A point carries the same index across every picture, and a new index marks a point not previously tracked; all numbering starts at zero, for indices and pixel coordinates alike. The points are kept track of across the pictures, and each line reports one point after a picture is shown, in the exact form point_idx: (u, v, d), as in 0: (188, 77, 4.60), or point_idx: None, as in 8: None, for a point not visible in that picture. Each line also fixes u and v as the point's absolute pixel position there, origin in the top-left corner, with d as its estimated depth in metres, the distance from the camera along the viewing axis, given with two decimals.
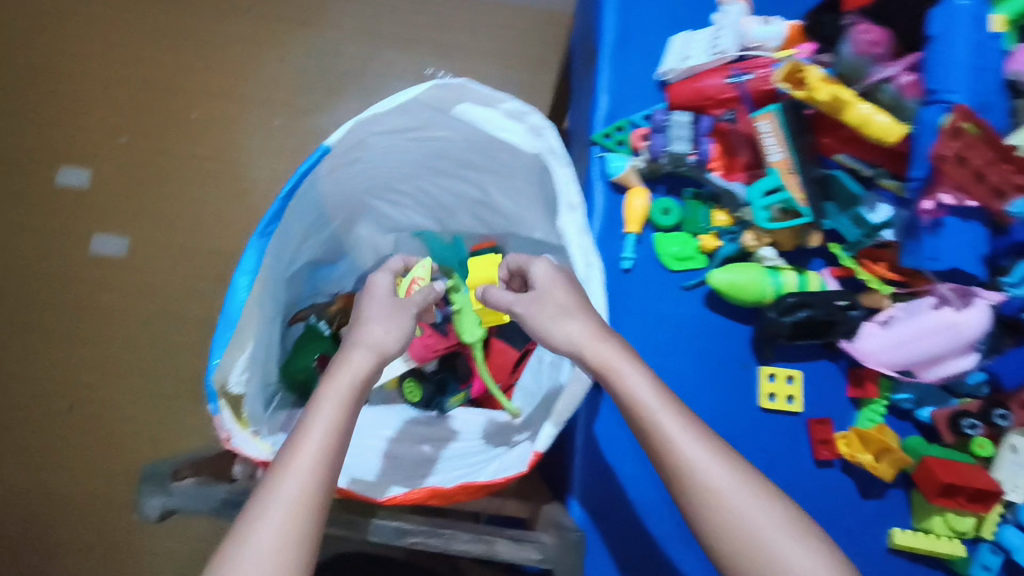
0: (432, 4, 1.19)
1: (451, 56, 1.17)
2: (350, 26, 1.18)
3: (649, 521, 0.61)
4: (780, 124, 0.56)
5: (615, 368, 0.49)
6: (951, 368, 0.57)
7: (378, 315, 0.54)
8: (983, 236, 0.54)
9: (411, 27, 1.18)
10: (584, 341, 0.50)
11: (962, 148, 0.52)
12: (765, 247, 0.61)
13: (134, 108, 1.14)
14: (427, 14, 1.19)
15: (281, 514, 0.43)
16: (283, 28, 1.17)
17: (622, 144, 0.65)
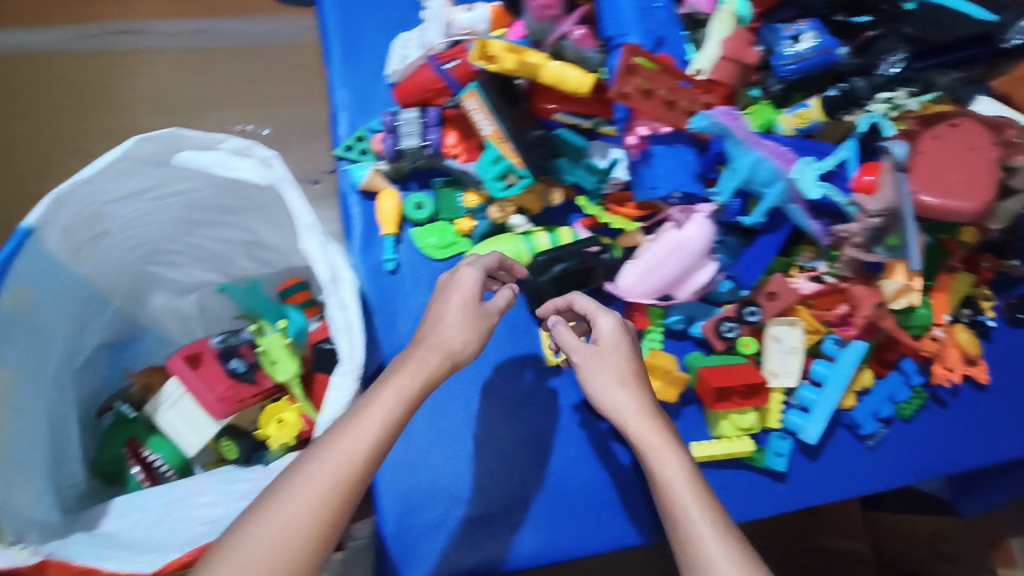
0: (222, 59, 1.20)
1: (254, 106, 1.19)
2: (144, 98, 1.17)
3: (457, 506, 0.61)
4: (483, 100, 0.58)
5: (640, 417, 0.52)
6: (698, 283, 0.60)
7: (455, 316, 0.51)
8: (690, 153, 0.59)
9: (196, 87, 1.18)
10: (631, 415, 0.53)
11: (641, 82, 0.55)
12: (513, 216, 0.63)
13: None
14: (210, 70, 1.19)
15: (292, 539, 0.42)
16: (69, 112, 1.14)
17: (365, 152, 0.66)
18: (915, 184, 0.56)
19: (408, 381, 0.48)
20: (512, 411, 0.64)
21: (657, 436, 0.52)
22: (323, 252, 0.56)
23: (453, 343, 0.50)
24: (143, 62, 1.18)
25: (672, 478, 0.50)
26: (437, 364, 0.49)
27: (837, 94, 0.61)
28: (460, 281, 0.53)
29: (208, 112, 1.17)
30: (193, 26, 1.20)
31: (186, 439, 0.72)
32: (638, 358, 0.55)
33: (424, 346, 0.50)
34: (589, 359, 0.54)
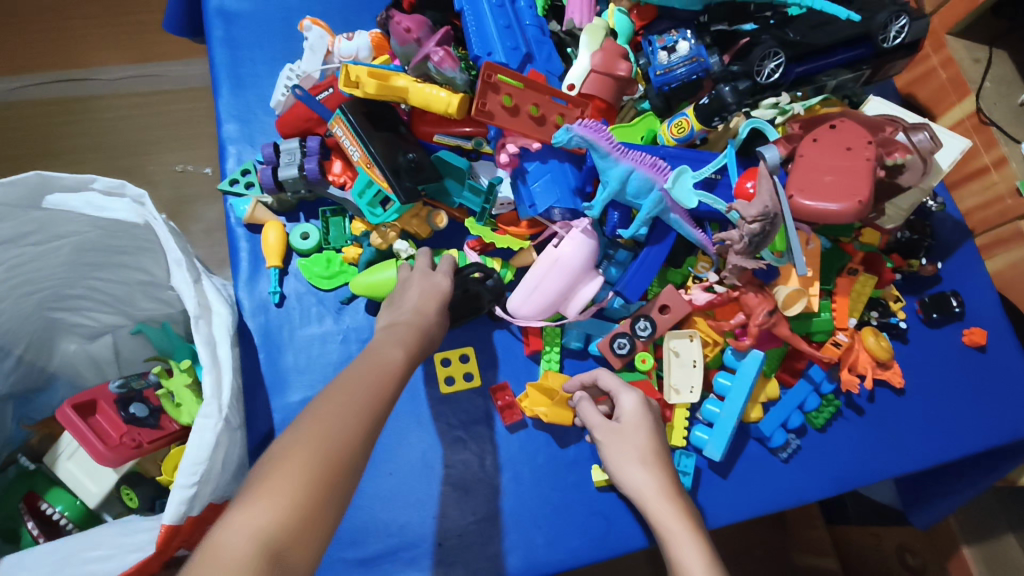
0: (164, 103, 1.22)
1: (195, 147, 1.20)
2: (85, 144, 1.18)
3: (341, 549, 0.57)
4: (349, 125, 0.57)
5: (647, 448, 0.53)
6: (585, 298, 0.58)
7: (420, 296, 0.53)
8: (567, 169, 0.58)
9: (143, 130, 1.20)
10: (651, 495, 0.51)
11: (503, 99, 0.56)
12: (397, 241, 0.61)
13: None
14: (155, 114, 1.21)
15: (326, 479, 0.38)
16: (9, 162, 1.15)
17: (252, 185, 0.66)
18: (792, 189, 0.55)
19: (409, 339, 0.50)
20: (404, 442, 0.61)
21: (677, 518, 0.49)
22: (190, 289, 0.55)
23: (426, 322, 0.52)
24: (84, 109, 1.19)
25: (666, 531, 0.49)
26: (415, 337, 0.50)
27: (707, 102, 0.59)
28: (433, 283, 0.55)
29: (155, 155, 1.19)
30: (138, 70, 1.21)
31: (86, 490, 0.69)
32: (660, 440, 0.54)
33: (403, 322, 0.51)
34: (611, 436, 0.54)
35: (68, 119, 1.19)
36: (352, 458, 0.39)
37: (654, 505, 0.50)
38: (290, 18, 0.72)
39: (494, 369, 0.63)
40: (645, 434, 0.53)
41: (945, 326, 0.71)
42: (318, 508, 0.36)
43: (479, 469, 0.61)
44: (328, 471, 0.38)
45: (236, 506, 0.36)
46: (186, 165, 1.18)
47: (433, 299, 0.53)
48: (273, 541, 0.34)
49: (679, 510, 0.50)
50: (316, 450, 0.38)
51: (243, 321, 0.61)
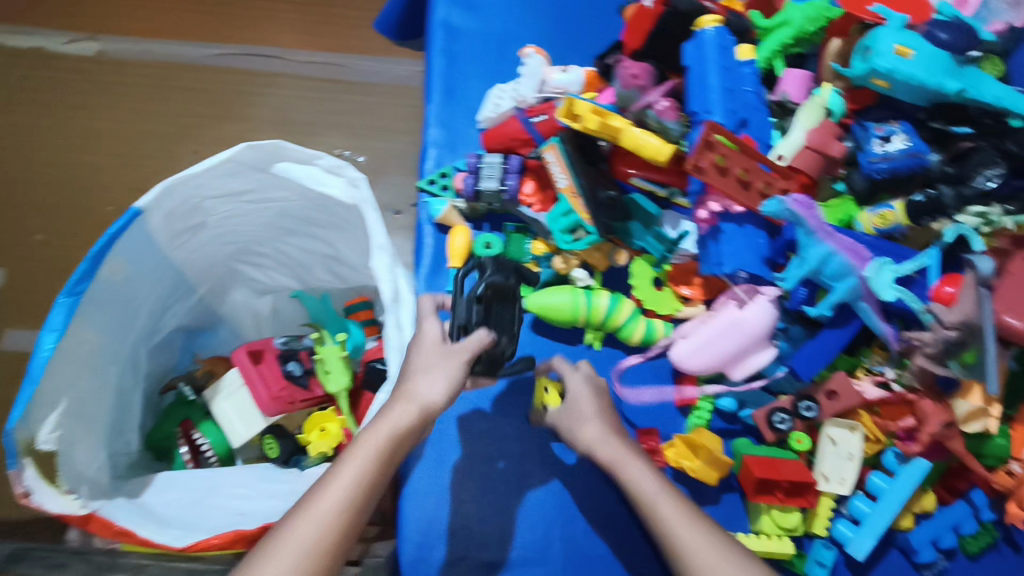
0: (339, 90, 1.31)
1: (359, 136, 1.28)
2: (264, 115, 1.29)
3: (475, 549, 0.60)
4: (562, 153, 0.61)
5: (626, 463, 0.51)
6: (752, 366, 0.59)
7: (417, 368, 0.51)
8: (759, 237, 0.59)
9: (316, 110, 1.29)
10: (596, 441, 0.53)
11: (717, 158, 0.57)
12: (577, 269, 0.64)
13: (57, 208, 1.21)
14: (330, 100, 1.31)
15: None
16: (198, 120, 1.28)
17: (447, 188, 0.70)
18: (1000, 305, 0.52)
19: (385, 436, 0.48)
20: (545, 463, 0.63)
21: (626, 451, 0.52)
22: (390, 274, 0.60)
23: (423, 390, 0.49)
24: (268, 83, 1.31)
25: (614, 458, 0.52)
26: (412, 412, 0.49)
27: (920, 200, 0.60)
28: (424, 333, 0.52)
29: (323, 136, 1.28)
30: (326, 59, 1.32)
31: (234, 431, 0.75)
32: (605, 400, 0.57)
33: (401, 403, 0.49)
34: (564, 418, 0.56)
35: (253, 89, 1.30)
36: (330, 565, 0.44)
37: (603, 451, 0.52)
38: (504, 42, 0.77)
39: (642, 404, 0.64)
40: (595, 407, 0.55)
41: None
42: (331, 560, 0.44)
43: (613, 506, 0.63)
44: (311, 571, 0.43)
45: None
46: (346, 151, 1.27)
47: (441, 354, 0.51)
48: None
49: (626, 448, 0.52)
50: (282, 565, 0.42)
51: None
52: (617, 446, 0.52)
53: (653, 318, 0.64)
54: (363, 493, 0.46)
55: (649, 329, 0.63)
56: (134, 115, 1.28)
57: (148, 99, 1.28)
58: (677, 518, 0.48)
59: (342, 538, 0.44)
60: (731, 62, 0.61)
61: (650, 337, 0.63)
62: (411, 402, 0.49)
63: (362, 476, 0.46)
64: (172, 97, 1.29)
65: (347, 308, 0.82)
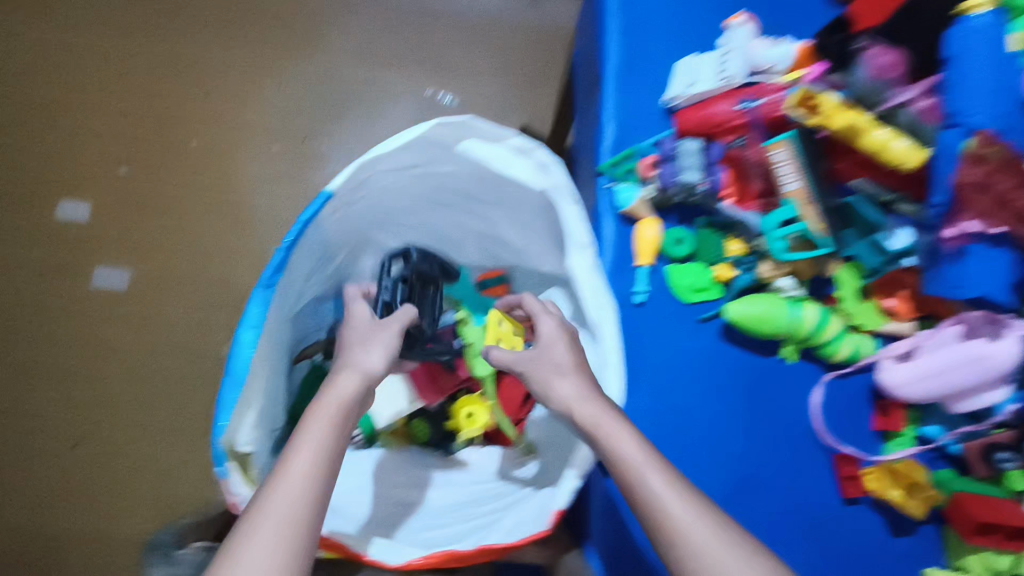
0: (429, 17, 1.18)
1: (452, 72, 1.17)
2: (349, 42, 1.17)
3: None
4: (794, 151, 0.54)
5: (605, 424, 0.45)
6: (981, 403, 0.54)
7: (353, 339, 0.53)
8: (1012, 262, 0.51)
9: (406, 41, 1.17)
10: (574, 401, 0.47)
11: (982, 174, 0.50)
12: (782, 277, 0.59)
13: (137, 138, 1.12)
14: (423, 30, 1.18)
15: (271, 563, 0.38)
16: (278, 45, 1.16)
17: (631, 173, 0.63)
18: None
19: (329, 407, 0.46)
20: (735, 481, 0.59)
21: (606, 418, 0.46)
22: (595, 279, 0.55)
23: (362, 359, 0.51)
24: (353, 6, 1.18)
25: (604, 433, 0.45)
26: (354, 381, 0.49)
27: None
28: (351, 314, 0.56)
29: (417, 72, 1.17)
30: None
31: (378, 411, 0.72)
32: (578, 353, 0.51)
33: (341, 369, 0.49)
34: (529, 360, 0.51)
35: (338, 13, 1.17)
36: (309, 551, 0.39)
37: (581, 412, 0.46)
38: None
39: (836, 425, 0.61)
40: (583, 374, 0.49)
41: None
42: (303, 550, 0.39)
43: (806, 530, 0.59)
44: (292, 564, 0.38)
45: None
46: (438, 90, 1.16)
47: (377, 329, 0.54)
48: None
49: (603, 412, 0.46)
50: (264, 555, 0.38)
51: None
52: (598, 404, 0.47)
53: (856, 335, 0.60)
54: (316, 462, 0.43)
55: (854, 347, 0.59)
56: (208, 36, 1.16)
57: (223, 18, 1.16)
58: (652, 487, 0.41)
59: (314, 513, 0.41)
60: (1008, 55, 0.50)
61: (855, 355, 0.59)
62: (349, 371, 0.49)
63: (321, 441, 0.44)
64: (248, 17, 1.17)
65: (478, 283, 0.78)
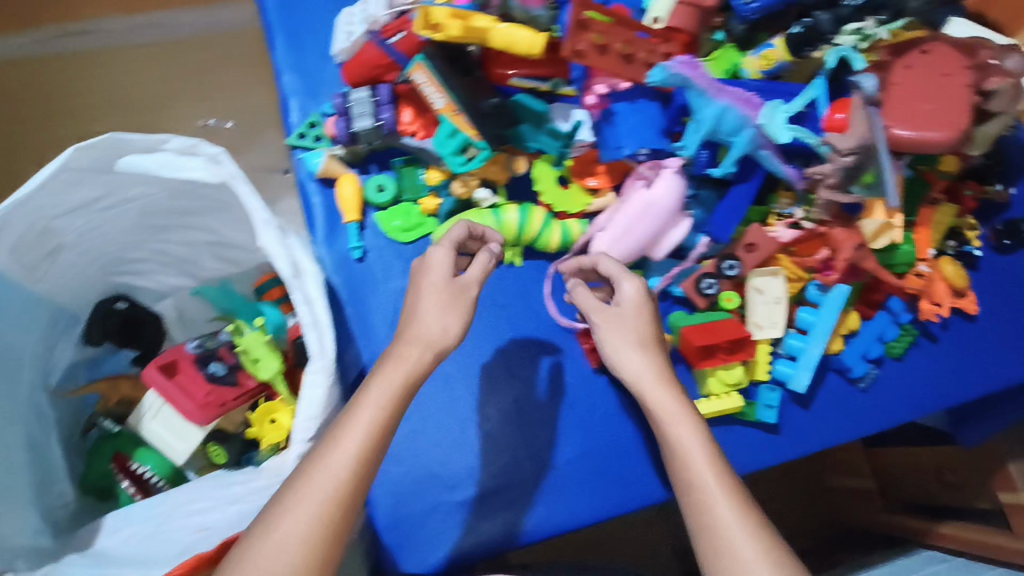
0: (180, 52, 1.11)
1: (219, 97, 1.11)
2: (104, 101, 1.09)
3: (446, 488, 0.59)
4: (431, 72, 0.55)
5: (647, 388, 0.55)
6: (672, 241, 0.59)
7: (432, 308, 0.51)
8: (654, 109, 0.56)
9: (164, 83, 1.10)
10: (643, 380, 0.55)
11: (595, 37, 0.52)
12: (479, 189, 0.61)
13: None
14: (169, 65, 1.11)
15: (301, 535, 0.43)
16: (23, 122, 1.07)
17: (320, 138, 0.63)
18: (888, 119, 0.55)
19: (392, 377, 0.49)
20: (495, 388, 0.61)
21: (671, 401, 0.54)
22: (281, 247, 0.54)
23: (429, 333, 0.50)
24: (100, 64, 1.10)
25: (660, 405, 0.54)
26: (421, 355, 0.50)
27: (800, 32, 0.57)
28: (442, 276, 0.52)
29: (178, 108, 1.10)
30: (156, 19, 1.11)
31: (173, 448, 0.70)
32: (657, 323, 0.57)
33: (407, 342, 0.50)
34: (609, 320, 0.56)
35: (86, 76, 1.09)
36: (331, 535, 0.44)
37: (648, 397, 0.54)
38: None
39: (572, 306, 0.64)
40: (642, 357, 0.55)
41: (1017, 252, 0.71)
42: (332, 536, 0.44)
43: (570, 411, 0.62)
44: (308, 551, 0.43)
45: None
46: (209, 119, 1.10)
47: (444, 294, 0.51)
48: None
49: (667, 396, 0.54)
50: (293, 528, 0.43)
51: (328, 278, 0.61)
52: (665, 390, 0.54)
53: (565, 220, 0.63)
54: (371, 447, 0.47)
55: (563, 232, 0.62)
56: None
57: None
58: (681, 444, 0.52)
59: (346, 506, 0.45)
60: None
61: (567, 239, 0.62)
62: (411, 342, 0.50)
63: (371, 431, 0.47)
64: None
65: (259, 289, 0.76)
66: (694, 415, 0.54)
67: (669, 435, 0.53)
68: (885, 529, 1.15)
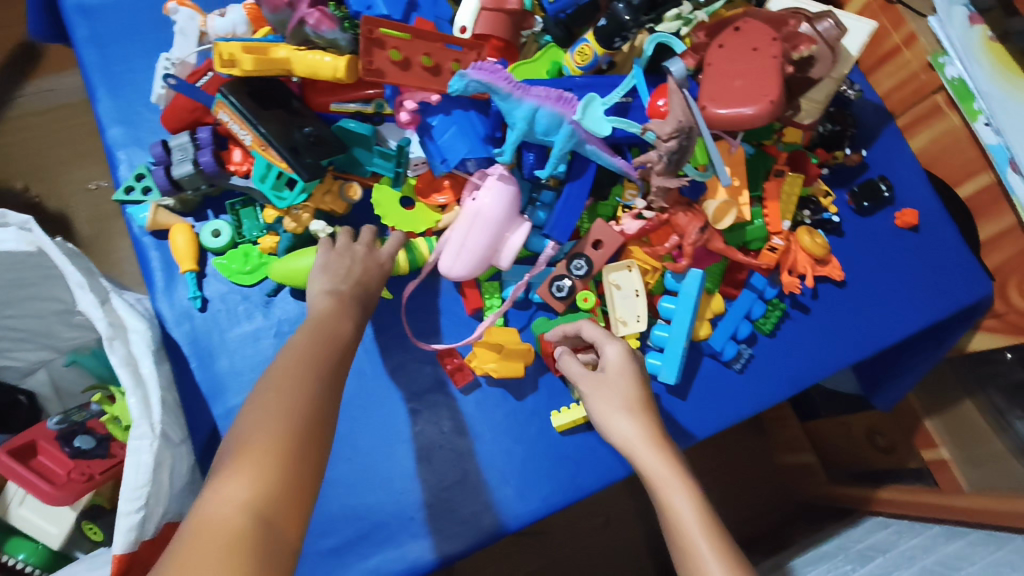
0: (63, 116, 1.08)
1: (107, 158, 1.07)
2: None
3: (310, 538, 0.55)
4: (234, 109, 0.54)
5: (643, 454, 0.50)
6: (513, 247, 0.56)
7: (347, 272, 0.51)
8: (472, 117, 0.55)
9: (45, 149, 1.06)
10: (638, 445, 0.50)
11: (391, 53, 0.53)
12: (313, 222, 0.58)
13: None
14: (51, 131, 1.07)
15: (279, 432, 0.39)
16: None
17: (149, 190, 0.61)
18: (703, 100, 0.55)
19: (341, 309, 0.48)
20: (358, 422, 0.58)
21: (668, 467, 0.49)
22: (95, 310, 0.51)
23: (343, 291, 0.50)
24: None
25: (653, 476, 0.49)
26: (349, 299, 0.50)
27: (604, 23, 0.56)
28: (366, 257, 0.53)
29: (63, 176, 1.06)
30: (35, 87, 1.07)
31: (47, 532, 0.68)
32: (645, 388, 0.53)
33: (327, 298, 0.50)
34: (595, 385, 0.53)
35: None
36: (324, 424, 0.41)
37: (643, 460, 0.50)
38: (153, 6, 0.67)
39: (431, 327, 0.61)
40: (634, 420, 0.51)
41: (878, 213, 0.72)
42: (311, 449, 0.39)
43: (438, 437, 0.59)
44: (297, 446, 0.39)
45: (208, 487, 0.37)
46: (99, 181, 1.06)
47: (356, 268, 0.52)
48: (256, 510, 0.36)
49: (664, 459, 0.50)
50: (275, 429, 0.39)
51: (168, 333, 0.58)
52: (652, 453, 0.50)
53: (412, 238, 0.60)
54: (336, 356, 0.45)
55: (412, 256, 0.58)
56: None
57: None
58: (678, 512, 0.47)
59: (330, 400, 0.42)
60: None
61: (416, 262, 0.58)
62: (336, 291, 0.50)
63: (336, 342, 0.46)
64: None
65: None
66: (687, 477, 0.49)
67: (668, 503, 0.48)
68: (831, 501, 1.08)
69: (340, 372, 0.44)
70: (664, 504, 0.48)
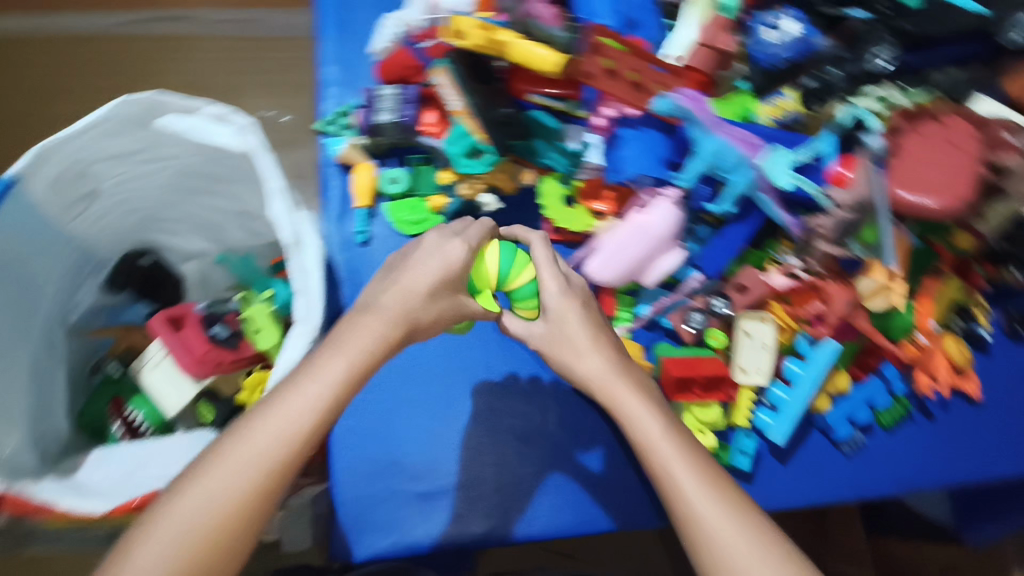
0: (261, 48, 1.19)
1: (286, 93, 1.17)
2: (183, 81, 1.16)
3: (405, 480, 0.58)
4: (453, 76, 0.59)
5: (618, 394, 0.52)
6: (661, 269, 0.59)
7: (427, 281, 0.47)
8: (658, 138, 0.58)
9: (239, 73, 1.17)
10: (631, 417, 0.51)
11: (606, 62, 0.56)
12: (484, 194, 0.63)
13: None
14: (247, 59, 1.18)
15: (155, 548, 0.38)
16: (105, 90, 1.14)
17: (347, 128, 0.67)
18: (892, 181, 0.55)
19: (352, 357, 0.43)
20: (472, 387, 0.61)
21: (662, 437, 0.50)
22: (287, 217, 0.58)
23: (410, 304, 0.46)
24: (186, 48, 1.17)
25: (660, 454, 0.49)
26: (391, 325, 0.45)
27: (814, 85, 0.60)
28: (444, 253, 0.48)
29: (243, 99, 1.16)
30: (239, 15, 1.18)
31: (167, 400, 0.73)
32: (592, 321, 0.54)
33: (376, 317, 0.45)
34: (545, 338, 0.53)
35: (172, 57, 1.16)
36: (219, 547, 0.39)
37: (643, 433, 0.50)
38: None
39: None
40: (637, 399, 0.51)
41: None
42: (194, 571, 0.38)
43: (540, 423, 0.62)
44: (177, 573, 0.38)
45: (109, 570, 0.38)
46: (274, 111, 1.16)
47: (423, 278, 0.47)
48: None
49: (644, 414, 0.51)
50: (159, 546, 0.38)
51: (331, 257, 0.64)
52: (621, 382, 0.52)
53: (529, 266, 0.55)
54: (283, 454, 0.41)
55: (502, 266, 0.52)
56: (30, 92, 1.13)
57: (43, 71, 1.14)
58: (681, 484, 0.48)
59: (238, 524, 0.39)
60: None
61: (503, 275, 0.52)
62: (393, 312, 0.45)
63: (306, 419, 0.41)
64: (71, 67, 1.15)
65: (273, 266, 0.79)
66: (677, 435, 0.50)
67: (675, 481, 0.48)
68: None
69: (271, 477, 0.40)
70: (659, 465, 0.49)
